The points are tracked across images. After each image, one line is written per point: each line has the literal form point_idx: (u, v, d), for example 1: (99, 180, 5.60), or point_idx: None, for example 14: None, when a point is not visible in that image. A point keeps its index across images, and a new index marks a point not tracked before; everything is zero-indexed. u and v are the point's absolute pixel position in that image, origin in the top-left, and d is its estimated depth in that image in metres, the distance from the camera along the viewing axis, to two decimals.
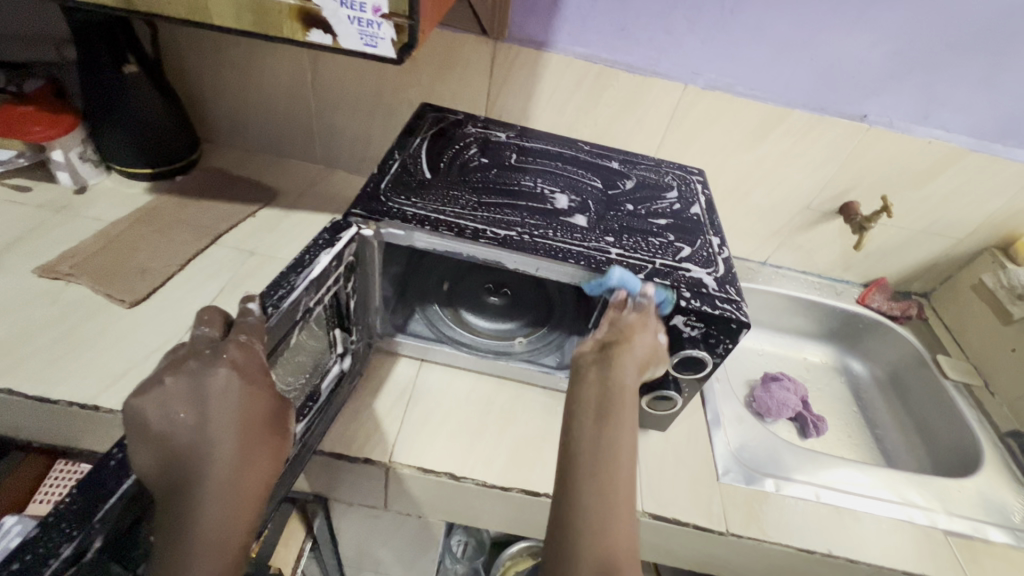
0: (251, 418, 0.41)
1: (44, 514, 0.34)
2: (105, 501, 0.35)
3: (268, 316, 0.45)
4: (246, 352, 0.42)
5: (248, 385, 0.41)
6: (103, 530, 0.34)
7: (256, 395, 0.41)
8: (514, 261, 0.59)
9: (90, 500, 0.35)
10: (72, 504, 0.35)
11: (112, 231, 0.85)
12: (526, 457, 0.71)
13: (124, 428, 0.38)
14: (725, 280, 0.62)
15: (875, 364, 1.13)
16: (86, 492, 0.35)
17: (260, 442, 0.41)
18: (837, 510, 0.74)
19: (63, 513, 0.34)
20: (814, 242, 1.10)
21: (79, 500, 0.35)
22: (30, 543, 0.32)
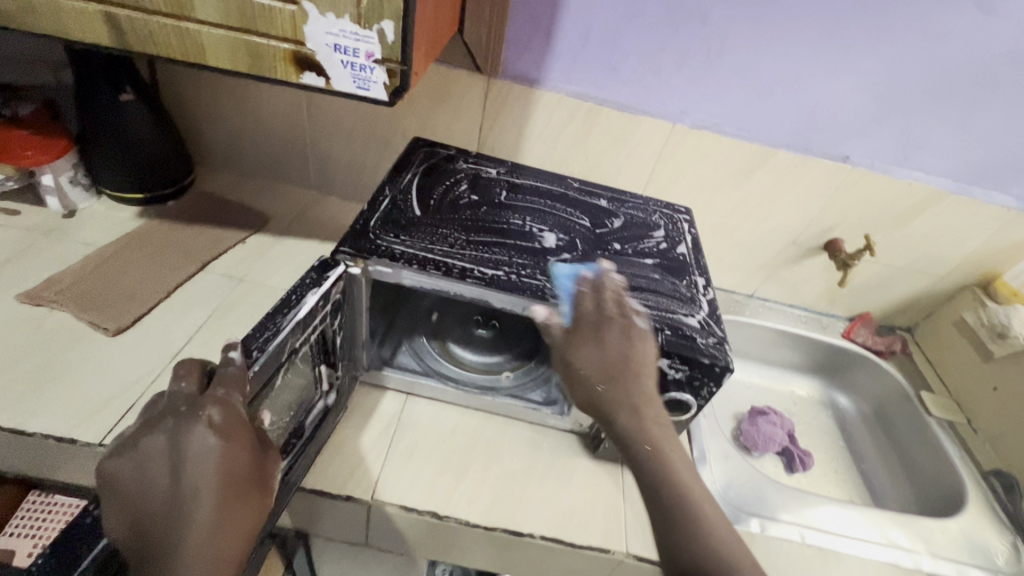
0: (229, 472, 0.42)
1: None
2: None
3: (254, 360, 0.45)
4: (224, 408, 0.43)
5: (226, 444, 0.42)
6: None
7: (234, 451, 0.42)
8: (501, 301, 0.60)
9: None
10: None
11: (100, 256, 0.84)
12: (511, 495, 0.70)
13: (101, 488, 0.40)
14: (709, 322, 0.62)
15: (861, 399, 1.13)
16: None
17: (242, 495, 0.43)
18: (822, 551, 0.74)
19: None
20: (800, 276, 1.12)
21: None
22: None
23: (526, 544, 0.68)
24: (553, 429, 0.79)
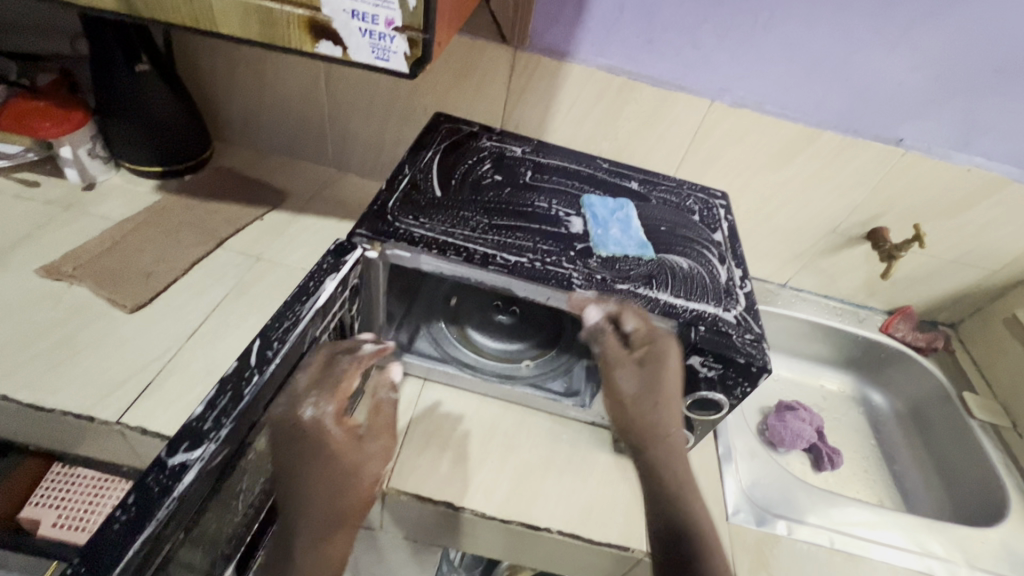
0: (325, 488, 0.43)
1: None
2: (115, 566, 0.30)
3: (273, 352, 0.42)
4: (317, 421, 0.44)
5: (317, 462, 0.43)
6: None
7: (325, 467, 0.43)
8: (524, 290, 0.57)
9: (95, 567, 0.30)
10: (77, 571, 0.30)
11: (119, 232, 0.83)
12: (528, 487, 0.69)
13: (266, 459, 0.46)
14: (747, 317, 0.58)
15: (896, 397, 1.08)
16: (90, 558, 0.31)
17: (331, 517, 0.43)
18: (852, 557, 0.70)
19: None
20: (838, 267, 1.06)
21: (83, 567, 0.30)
22: None
23: (543, 538, 0.66)
24: (573, 420, 0.77)
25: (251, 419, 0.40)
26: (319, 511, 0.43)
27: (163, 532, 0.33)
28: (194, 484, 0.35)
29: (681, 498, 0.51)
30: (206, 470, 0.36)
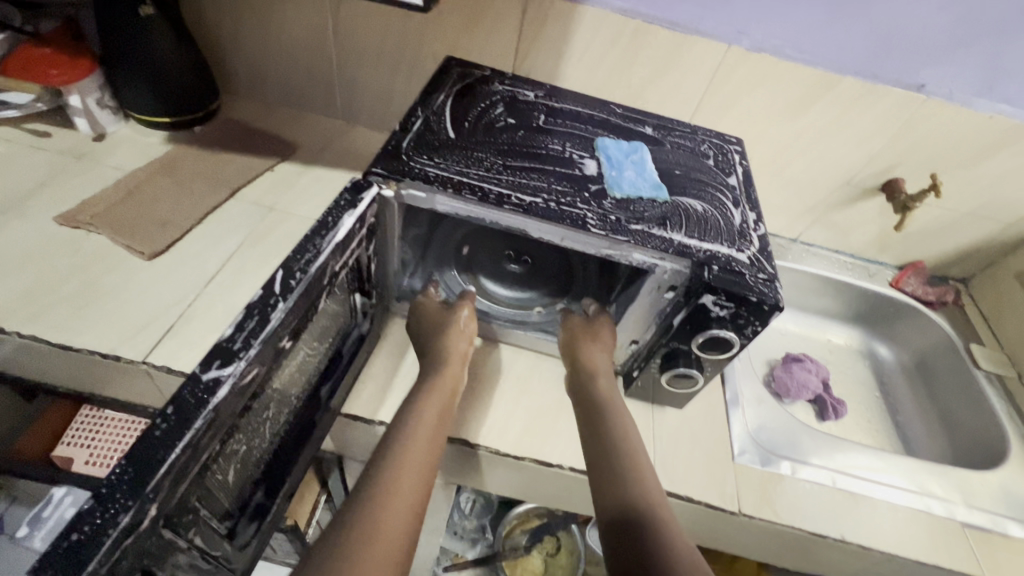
0: (444, 340, 0.68)
1: (98, 485, 0.31)
2: (158, 469, 0.32)
3: (296, 282, 0.43)
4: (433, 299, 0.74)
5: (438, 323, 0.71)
6: (158, 499, 0.32)
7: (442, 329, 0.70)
8: (538, 230, 0.57)
9: (139, 470, 0.32)
10: (123, 473, 0.32)
11: (132, 181, 0.84)
12: (540, 427, 0.71)
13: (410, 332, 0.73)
14: (760, 258, 0.58)
15: (902, 350, 1.09)
16: (135, 460, 0.32)
17: (450, 359, 0.67)
18: (853, 495, 0.73)
19: (116, 484, 0.31)
20: (851, 220, 1.05)
21: (129, 471, 0.32)
22: (89, 512, 0.30)
23: (555, 474, 0.69)
24: None
25: (278, 343, 0.42)
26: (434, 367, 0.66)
27: (198, 441, 0.34)
28: (225, 403, 0.36)
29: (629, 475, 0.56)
30: (238, 386, 0.37)
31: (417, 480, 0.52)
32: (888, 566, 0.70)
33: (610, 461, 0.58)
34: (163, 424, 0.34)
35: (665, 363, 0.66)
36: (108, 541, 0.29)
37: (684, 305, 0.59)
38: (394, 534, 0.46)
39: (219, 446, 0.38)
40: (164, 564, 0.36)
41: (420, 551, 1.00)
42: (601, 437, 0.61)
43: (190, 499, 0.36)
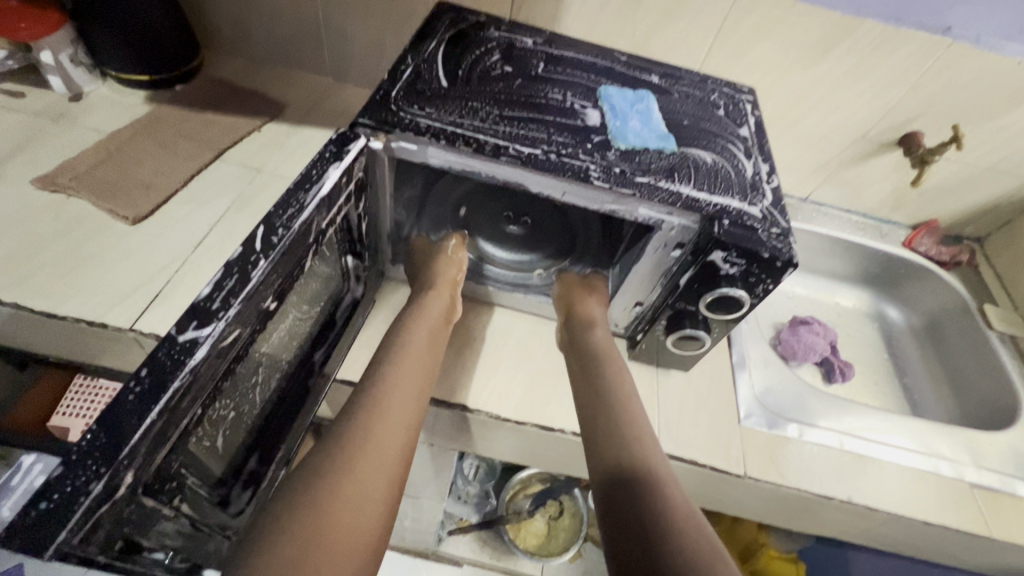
0: (430, 285, 0.66)
1: (68, 451, 0.29)
2: (133, 433, 0.30)
3: (279, 239, 0.41)
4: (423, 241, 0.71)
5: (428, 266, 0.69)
6: (132, 465, 0.30)
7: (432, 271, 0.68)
8: (538, 184, 0.54)
9: (112, 435, 0.30)
10: (96, 438, 0.30)
11: (112, 142, 0.80)
12: (542, 391, 0.69)
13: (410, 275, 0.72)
14: (773, 212, 0.55)
15: (912, 312, 1.06)
16: (108, 424, 0.30)
17: (437, 285, 0.66)
18: (860, 457, 0.72)
19: (88, 449, 0.29)
20: (864, 178, 1.01)
21: (102, 436, 0.30)
22: (59, 480, 0.28)
23: (557, 438, 0.67)
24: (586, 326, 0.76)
25: (261, 304, 0.39)
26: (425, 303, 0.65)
27: (177, 403, 0.32)
28: (205, 365, 0.34)
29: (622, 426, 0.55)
30: (218, 347, 0.35)
31: (410, 404, 0.52)
32: (894, 526, 0.69)
33: (604, 409, 0.57)
34: (137, 383, 0.32)
35: (671, 325, 0.64)
36: (79, 510, 0.27)
37: (692, 263, 0.56)
38: (382, 460, 0.46)
39: (204, 407, 0.36)
40: (150, 529, 0.35)
41: (423, 516, 1.00)
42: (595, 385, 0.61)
43: (173, 464, 0.35)
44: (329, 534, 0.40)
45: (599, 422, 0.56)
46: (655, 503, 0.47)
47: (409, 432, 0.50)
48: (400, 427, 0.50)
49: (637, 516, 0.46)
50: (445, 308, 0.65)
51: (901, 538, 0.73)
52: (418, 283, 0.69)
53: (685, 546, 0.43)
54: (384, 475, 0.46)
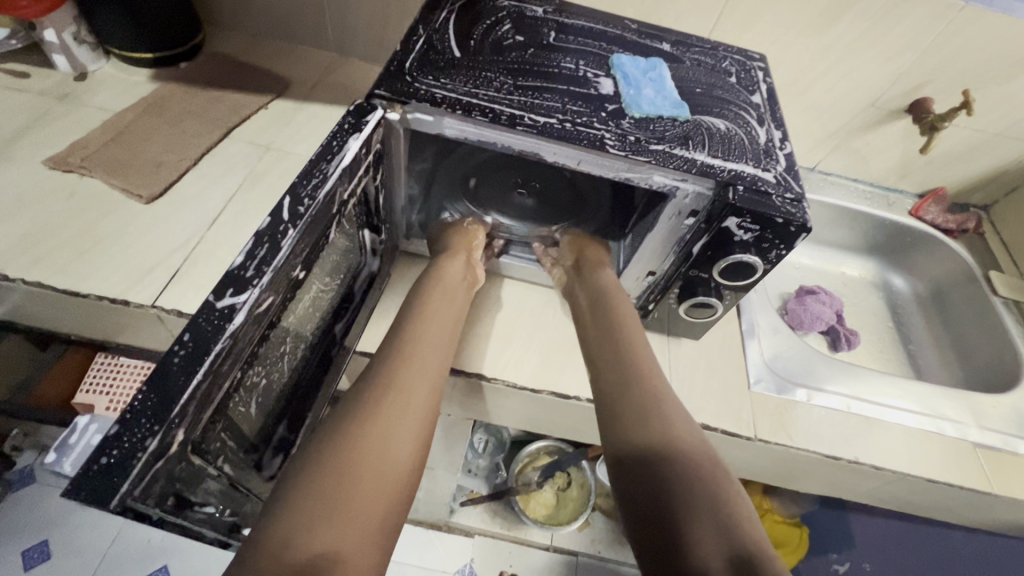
0: (449, 252, 0.68)
1: (123, 410, 0.30)
2: (183, 394, 0.31)
3: (306, 209, 0.41)
4: (445, 222, 0.72)
5: (445, 237, 0.70)
6: (182, 425, 0.32)
7: (448, 242, 0.70)
8: (553, 154, 0.54)
9: (164, 394, 0.31)
10: (148, 398, 0.31)
11: (120, 121, 0.80)
12: (556, 360, 0.70)
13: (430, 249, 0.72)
14: (786, 177, 0.56)
15: (917, 280, 1.07)
16: (156, 386, 0.31)
17: (454, 250, 0.68)
18: (866, 420, 0.74)
19: (141, 409, 0.30)
20: (872, 146, 1.00)
21: (153, 396, 0.31)
22: (117, 437, 0.29)
23: (572, 406, 0.69)
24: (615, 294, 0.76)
25: (290, 273, 0.40)
26: (440, 269, 0.65)
27: (220, 365, 0.34)
28: (243, 330, 0.35)
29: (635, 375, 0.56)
30: (254, 313, 0.36)
31: (433, 362, 0.53)
32: (899, 484, 0.72)
33: (616, 359, 0.58)
34: (183, 346, 0.33)
35: (684, 293, 0.65)
36: (137, 466, 0.29)
37: (705, 230, 0.56)
38: (407, 416, 0.47)
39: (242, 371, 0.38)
40: (196, 487, 0.37)
41: (437, 487, 1.03)
42: (607, 337, 0.61)
43: (215, 427, 0.36)
44: (357, 483, 0.41)
45: (610, 371, 0.57)
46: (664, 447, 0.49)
47: (435, 382, 0.52)
48: (427, 375, 0.52)
49: (648, 458, 0.49)
50: (462, 271, 0.66)
51: (905, 497, 0.75)
52: (436, 253, 0.70)
53: (692, 486, 0.47)
54: (411, 426, 0.47)
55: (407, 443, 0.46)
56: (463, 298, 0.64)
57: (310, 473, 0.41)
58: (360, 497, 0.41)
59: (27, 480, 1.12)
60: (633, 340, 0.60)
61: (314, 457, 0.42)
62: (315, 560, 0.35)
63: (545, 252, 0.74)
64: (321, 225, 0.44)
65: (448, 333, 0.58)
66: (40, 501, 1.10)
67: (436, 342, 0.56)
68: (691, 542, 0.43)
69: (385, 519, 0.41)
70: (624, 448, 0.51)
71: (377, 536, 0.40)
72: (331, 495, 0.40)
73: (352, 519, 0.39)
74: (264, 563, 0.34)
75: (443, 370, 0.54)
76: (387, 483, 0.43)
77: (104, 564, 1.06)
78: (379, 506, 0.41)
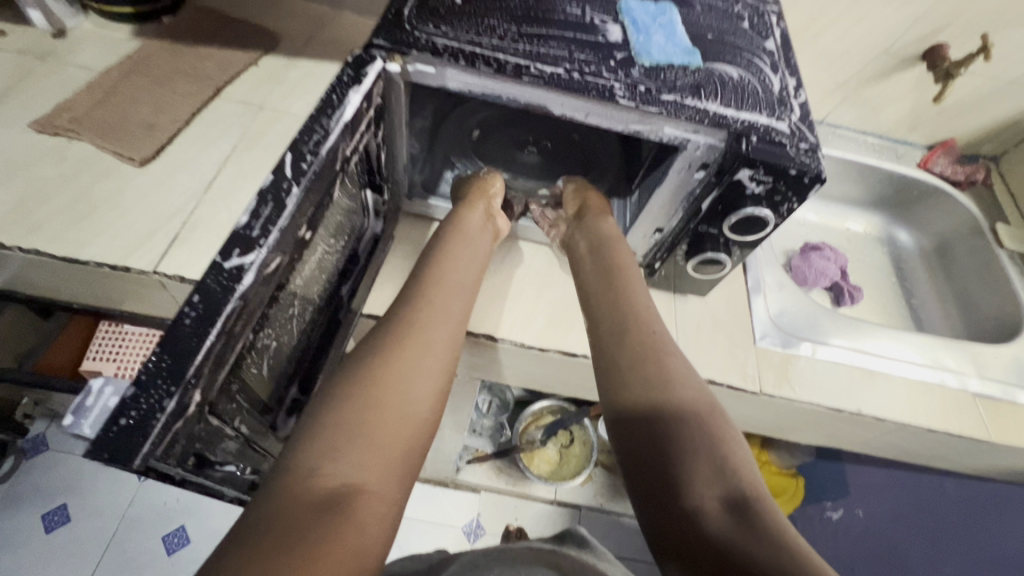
0: (466, 204, 0.65)
1: (137, 371, 0.30)
2: (195, 356, 0.31)
3: (309, 166, 0.40)
4: (463, 177, 0.70)
5: (464, 189, 0.67)
6: (199, 385, 0.31)
7: (465, 195, 0.67)
8: (561, 106, 0.52)
9: (177, 355, 0.31)
10: (161, 358, 0.31)
11: (106, 81, 0.76)
12: (563, 320, 0.70)
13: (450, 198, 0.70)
14: (801, 128, 0.54)
15: (923, 235, 1.07)
16: (168, 347, 0.31)
17: (472, 200, 0.65)
18: (869, 372, 0.74)
19: (154, 370, 0.30)
20: (884, 97, 0.97)
21: (167, 357, 0.30)
22: (133, 398, 0.29)
23: (580, 364, 0.69)
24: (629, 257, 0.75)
25: (296, 232, 0.39)
26: (455, 221, 0.63)
27: (231, 323, 0.33)
28: (252, 291, 0.34)
29: (644, 324, 0.56)
30: (263, 273, 0.35)
31: (453, 307, 0.53)
32: (899, 433, 0.73)
33: (624, 305, 0.58)
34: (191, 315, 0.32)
35: (691, 249, 0.64)
36: (153, 430, 0.29)
37: (716, 184, 0.55)
38: (429, 357, 0.47)
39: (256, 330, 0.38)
40: (215, 446, 0.37)
41: (445, 447, 1.05)
42: (614, 283, 0.60)
43: (230, 386, 0.36)
44: (379, 419, 0.41)
45: (619, 316, 0.57)
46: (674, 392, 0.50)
47: (456, 327, 0.52)
48: (447, 320, 0.52)
49: (661, 400, 0.49)
50: (483, 221, 0.64)
51: (903, 446, 0.77)
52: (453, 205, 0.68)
53: (700, 429, 0.47)
54: (433, 366, 0.47)
55: (430, 384, 0.46)
56: (485, 247, 0.63)
57: (334, 407, 0.41)
58: (383, 431, 0.41)
59: (41, 447, 1.14)
60: (635, 288, 0.60)
61: (338, 393, 0.43)
62: (338, 490, 0.36)
63: (542, 213, 0.72)
64: (325, 182, 0.43)
65: (469, 279, 0.57)
66: (55, 467, 1.13)
67: (455, 287, 0.55)
68: (693, 477, 0.44)
69: (407, 455, 0.41)
70: (631, 387, 0.51)
71: (399, 470, 0.40)
72: (354, 429, 0.40)
73: (375, 453, 0.39)
74: (287, 492, 0.35)
75: (463, 316, 0.54)
76: (409, 420, 0.43)
77: (124, 525, 1.09)
78: (401, 441, 0.41)
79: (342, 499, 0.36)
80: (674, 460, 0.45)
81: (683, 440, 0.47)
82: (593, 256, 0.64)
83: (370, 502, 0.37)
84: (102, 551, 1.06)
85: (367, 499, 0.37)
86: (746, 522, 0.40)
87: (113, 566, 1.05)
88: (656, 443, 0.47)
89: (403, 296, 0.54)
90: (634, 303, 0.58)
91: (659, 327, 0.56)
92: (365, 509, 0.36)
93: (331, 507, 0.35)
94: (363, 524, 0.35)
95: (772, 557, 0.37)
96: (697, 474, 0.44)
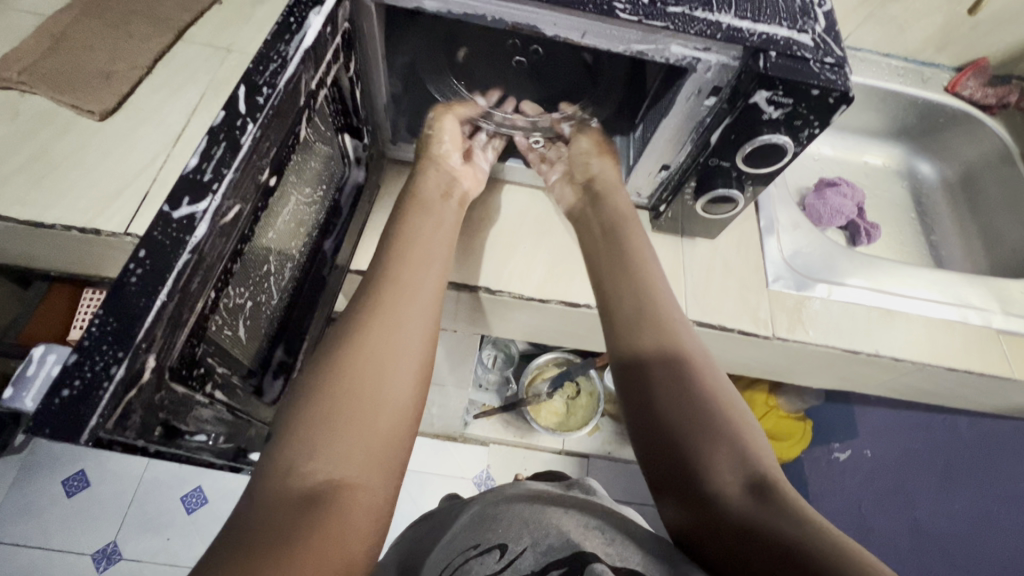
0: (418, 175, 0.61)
1: (79, 337, 0.27)
2: (147, 319, 0.28)
3: (266, 99, 0.35)
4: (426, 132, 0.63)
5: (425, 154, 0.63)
6: (152, 349, 0.29)
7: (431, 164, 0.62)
8: (553, 25, 0.46)
9: (124, 320, 0.28)
10: (106, 324, 0.28)
11: (55, 26, 0.69)
12: (564, 267, 0.66)
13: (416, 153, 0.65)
14: (825, 40, 0.48)
15: (946, 165, 1.00)
16: (115, 309, 0.28)
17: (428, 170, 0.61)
18: (888, 313, 0.70)
19: (99, 336, 0.28)
20: (913, 11, 0.88)
21: (113, 321, 0.28)
22: (77, 368, 0.27)
23: (583, 314, 0.66)
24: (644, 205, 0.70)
25: (257, 176, 0.36)
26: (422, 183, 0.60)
27: (184, 286, 0.30)
28: (206, 244, 0.31)
29: (642, 290, 0.52)
30: (218, 223, 0.32)
31: (428, 275, 0.49)
32: (917, 373, 0.70)
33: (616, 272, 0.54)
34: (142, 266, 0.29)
35: (700, 188, 0.59)
36: (102, 404, 0.27)
37: (728, 111, 0.50)
38: (404, 332, 0.44)
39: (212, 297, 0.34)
40: (185, 412, 0.36)
41: (449, 403, 1.03)
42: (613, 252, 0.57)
43: (190, 349, 0.34)
44: (357, 405, 0.39)
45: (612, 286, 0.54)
46: (674, 364, 0.47)
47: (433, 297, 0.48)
48: (424, 291, 0.48)
49: (659, 376, 0.46)
50: (443, 183, 0.62)
51: (920, 386, 0.74)
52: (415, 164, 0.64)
53: (702, 400, 0.45)
54: (410, 342, 0.44)
55: (409, 361, 0.43)
56: (451, 212, 0.59)
57: (305, 399, 0.39)
58: (361, 419, 0.38)
59: None
60: (632, 252, 0.56)
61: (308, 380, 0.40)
62: (318, 488, 0.34)
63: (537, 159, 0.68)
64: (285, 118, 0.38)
65: (444, 245, 0.54)
66: None
67: (430, 256, 0.51)
68: (704, 457, 0.42)
69: (392, 441, 0.39)
70: (638, 361, 0.48)
71: (383, 457, 0.38)
72: (328, 420, 0.37)
73: (356, 442, 0.37)
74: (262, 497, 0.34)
75: (440, 285, 0.50)
76: (388, 402, 0.40)
77: (143, 488, 1.11)
78: (382, 427, 0.39)
79: (323, 498, 0.34)
80: (686, 436, 0.43)
81: (679, 412, 0.44)
82: (605, 238, 0.59)
83: (354, 496, 0.35)
84: (123, 513, 1.08)
85: (350, 494, 0.35)
86: (767, 500, 0.38)
87: (133, 527, 1.07)
88: (658, 423, 0.45)
89: (372, 262, 0.50)
90: (628, 271, 0.54)
91: (665, 292, 0.53)
92: (350, 506, 0.35)
93: (310, 508, 0.33)
94: (346, 521, 0.34)
95: (794, 532, 0.35)
96: (731, 444, 0.42)
